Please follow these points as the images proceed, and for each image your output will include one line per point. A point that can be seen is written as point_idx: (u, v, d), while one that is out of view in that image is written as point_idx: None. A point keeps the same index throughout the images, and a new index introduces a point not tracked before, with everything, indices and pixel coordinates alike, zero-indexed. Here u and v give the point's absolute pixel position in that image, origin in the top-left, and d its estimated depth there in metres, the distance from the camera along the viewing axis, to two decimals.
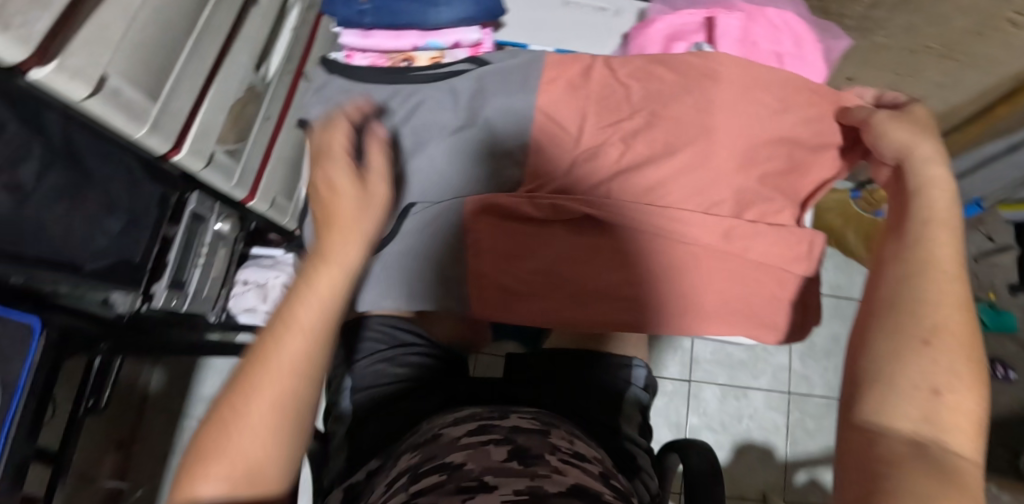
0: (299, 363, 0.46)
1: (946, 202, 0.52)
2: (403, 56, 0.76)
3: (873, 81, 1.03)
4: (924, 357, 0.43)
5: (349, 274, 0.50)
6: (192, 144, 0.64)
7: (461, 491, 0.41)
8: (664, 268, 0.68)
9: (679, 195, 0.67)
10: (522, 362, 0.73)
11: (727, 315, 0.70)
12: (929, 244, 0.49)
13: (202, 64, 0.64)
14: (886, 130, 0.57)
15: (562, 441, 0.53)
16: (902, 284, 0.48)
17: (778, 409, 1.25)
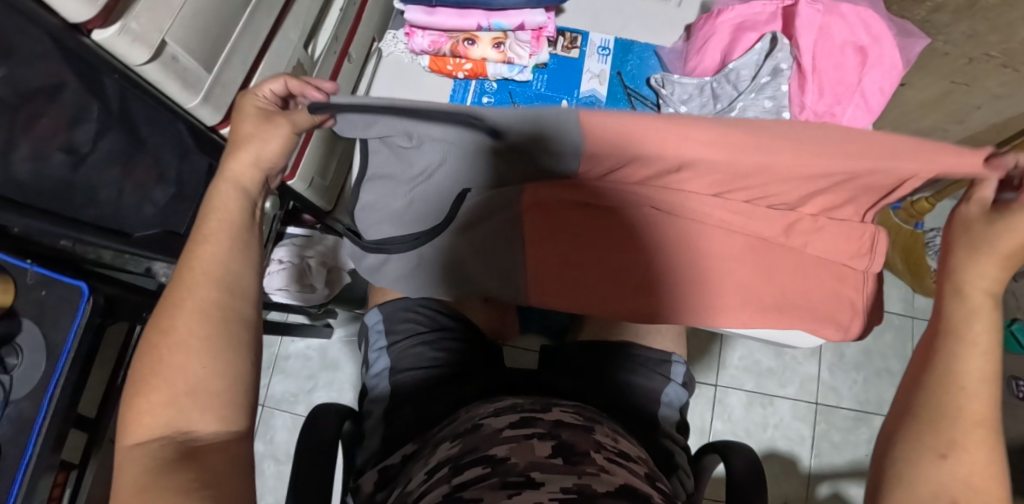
0: (210, 269, 0.45)
1: (988, 318, 0.42)
2: (466, 35, 0.72)
3: (926, 88, 1.02)
4: (942, 471, 0.38)
5: (247, 187, 0.50)
6: None
7: (506, 487, 0.34)
8: (720, 267, 0.57)
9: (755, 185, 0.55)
10: (565, 354, 0.65)
11: (790, 314, 0.58)
12: (953, 359, 0.41)
13: (255, 38, 0.64)
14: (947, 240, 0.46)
15: (608, 438, 0.43)
16: (922, 385, 0.42)
17: (805, 419, 1.22)
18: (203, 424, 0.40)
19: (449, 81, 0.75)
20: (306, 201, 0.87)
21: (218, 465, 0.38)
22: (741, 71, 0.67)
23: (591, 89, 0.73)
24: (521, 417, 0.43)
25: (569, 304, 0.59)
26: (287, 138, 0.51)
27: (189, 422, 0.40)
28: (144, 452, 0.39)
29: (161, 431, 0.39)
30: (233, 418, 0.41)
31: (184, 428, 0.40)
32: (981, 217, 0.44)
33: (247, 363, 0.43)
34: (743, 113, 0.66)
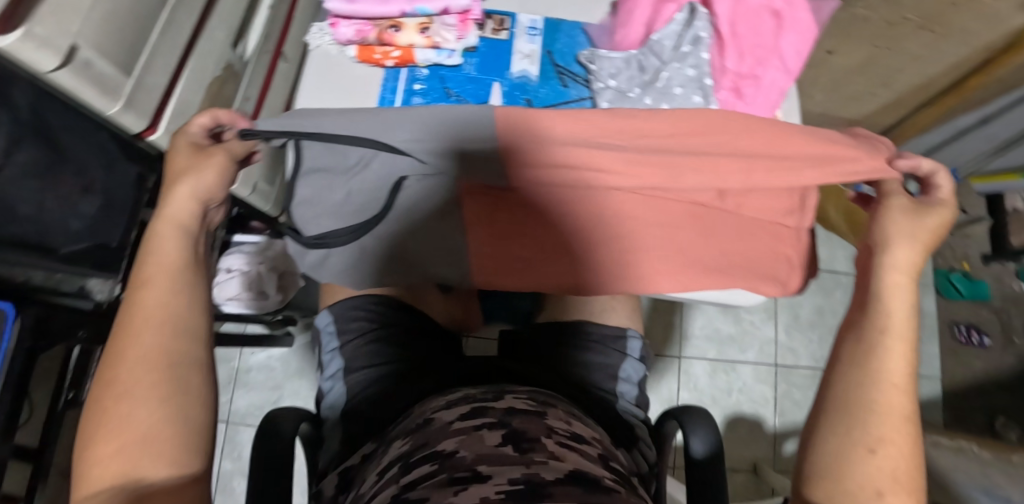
0: (158, 313, 0.46)
1: (905, 304, 0.48)
2: (391, 23, 0.71)
3: (853, 54, 1.07)
4: (868, 464, 0.43)
5: (188, 225, 0.50)
6: (168, 124, 0.62)
7: (453, 483, 0.33)
8: (662, 236, 0.57)
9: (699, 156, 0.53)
10: (523, 338, 0.65)
11: (730, 271, 0.60)
12: (877, 354, 0.46)
13: (177, 40, 0.62)
14: (886, 221, 0.51)
15: (560, 422, 0.42)
16: (852, 377, 0.46)
17: (766, 381, 1.26)
18: (157, 469, 0.41)
19: (378, 70, 0.72)
20: (249, 205, 0.82)
21: None
22: (663, 42, 0.68)
23: (522, 69, 0.73)
24: (471, 408, 0.42)
25: (510, 282, 0.59)
26: (224, 167, 0.52)
27: (142, 469, 0.40)
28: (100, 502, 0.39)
29: (115, 481, 0.40)
30: (186, 460, 0.42)
31: (136, 476, 0.40)
32: (913, 205, 0.51)
33: (201, 404, 0.44)
34: (670, 83, 0.66)
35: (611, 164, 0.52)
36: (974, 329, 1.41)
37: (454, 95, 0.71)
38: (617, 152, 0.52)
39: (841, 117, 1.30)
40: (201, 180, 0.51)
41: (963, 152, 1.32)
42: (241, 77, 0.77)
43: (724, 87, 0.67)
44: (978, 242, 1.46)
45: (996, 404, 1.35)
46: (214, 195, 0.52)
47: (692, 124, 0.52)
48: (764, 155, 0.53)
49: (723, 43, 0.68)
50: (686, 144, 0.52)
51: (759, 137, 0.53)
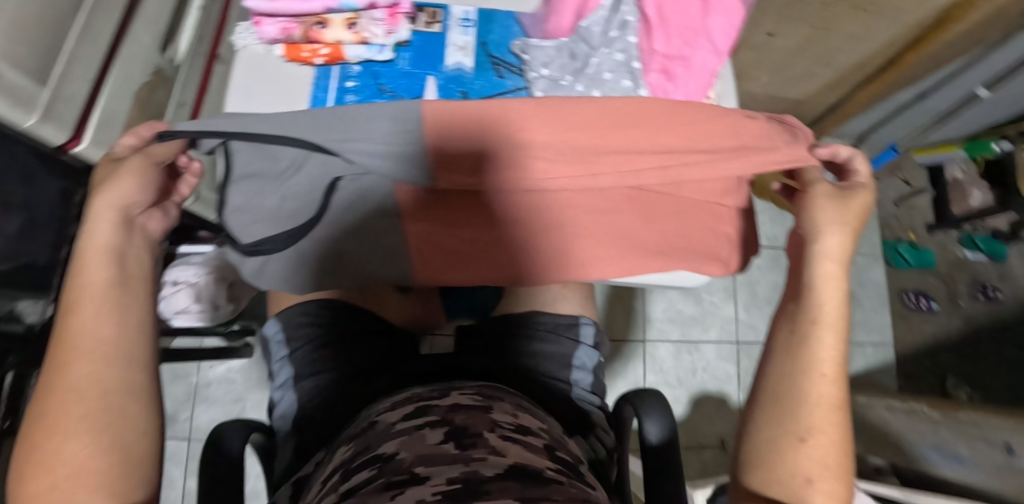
0: (95, 343, 0.43)
1: (839, 293, 0.50)
2: (316, 19, 0.70)
3: (793, 36, 1.09)
4: (800, 454, 0.46)
5: (116, 243, 0.47)
6: (95, 134, 0.59)
7: (390, 487, 0.33)
8: (602, 225, 0.59)
9: (636, 149, 0.53)
10: (475, 331, 0.65)
11: (670, 254, 0.62)
12: (813, 348, 0.49)
13: (96, 46, 0.59)
14: (813, 205, 0.52)
15: (505, 415, 0.42)
16: (790, 369, 0.49)
17: (729, 358, 1.30)
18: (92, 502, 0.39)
19: (308, 69, 0.71)
20: (192, 214, 0.79)
21: None
22: (592, 29, 0.70)
23: (457, 62, 0.72)
24: (415, 408, 0.43)
25: (450, 277, 0.60)
26: (141, 172, 0.49)
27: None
28: None
29: None
30: (125, 489, 0.40)
31: None
32: (836, 190, 0.53)
33: (138, 430, 0.42)
34: (599, 69, 0.68)
35: (545, 153, 0.52)
36: (922, 296, 1.48)
37: (389, 91, 0.71)
38: (552, 140, 0.52)
39: (786, 98, 1.32)
40: (116, 189, 0.48)
41: (903, 127, 1.39)
42: (174, 83, 0.74)
43: (653, 69, 0.66)
44: (923, 212, 1.53)
45: (945, 365, 1.43)
46: (134, 202, 0.49)
47: (625, 115, 0.52)
48: (684, 148, 0.54)
49: (651, 26, 0.68)
50: (624, 140, 0.53)
51: (690, 124, 0.54)
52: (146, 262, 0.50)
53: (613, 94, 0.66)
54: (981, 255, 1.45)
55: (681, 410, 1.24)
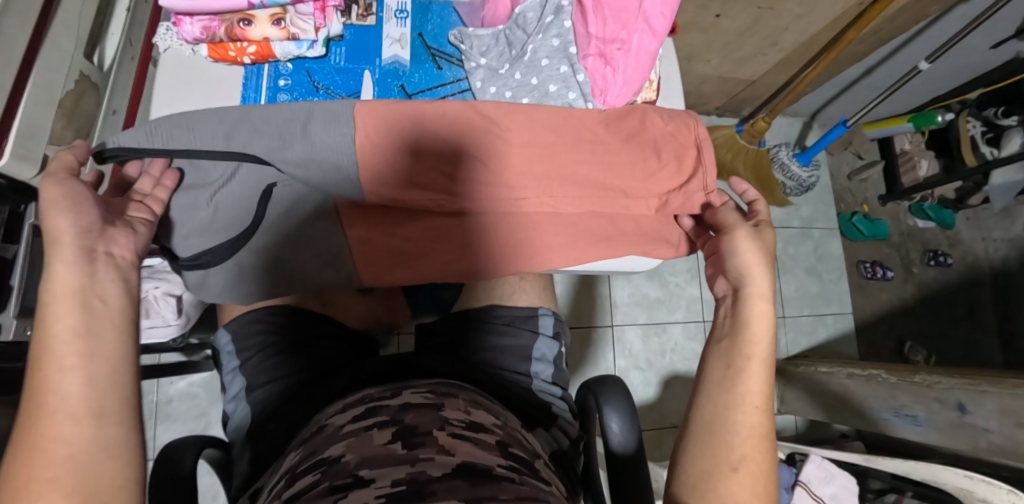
0: (72, 399, 0.37)
1: (766, 332, 0.52)
2: (240, 16, 0.64)
3: (740, 16, 1.08)
4: (730, 483, 0.46)
5: (85, 285, 0.42)
6: (16, 148, 0.56)
7: (332, 491, 0.32)
8: (546, 225, 0.60)
9: (578, 149, 0.58)
10: (430, 330, 0.64)
11: (621, 239, 0.63)
12: (744, 379, 0.49)
13: (12, 54, 0.56)
14: (738, 250, 0.54)
15: (457, 413, 0.42)
16: (724, 397, 0.49)
17: (696, 338, 1.32)
18: None
19: (237, 67, 0.68)
20: None
21: None
22: (527, 14, 0.68)
23: (393, 55, 0.71)
24: (365, 409, 0.42)
25: (397, 276, 0.59)
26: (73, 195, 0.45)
27: None
28: None
29: None
30: None
31: None
32: (755, 233, 0.56)
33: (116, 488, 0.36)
34: (535, 56, 0.66)
35: (517, 144, 0.56)
36: (877, 265, 1.51)
37: (323, 88, 0.69)
38: (521, 137, 0.56)
39: (737, 79, 1.34)
40: (57, 224, 0.43)
41: (850, 102, 1.45)
42: (102, 90, 0.70)
43: (590, 53, 0.65)
44: (874, 184, 1.57)
45: (900, 331, 1.49)
46: (82, 227, 0.44)
47: (559, 117, 0.58)
48: (608, 154, 0.59)
49: (584, 9, 0.65)
50: (570, 140, 0.58)
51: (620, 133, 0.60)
52: (125, 299, 0.43)
53: (550, 81, 0.66)
54: (930, 222, 1.55)
55: (652, 391, 1.26)
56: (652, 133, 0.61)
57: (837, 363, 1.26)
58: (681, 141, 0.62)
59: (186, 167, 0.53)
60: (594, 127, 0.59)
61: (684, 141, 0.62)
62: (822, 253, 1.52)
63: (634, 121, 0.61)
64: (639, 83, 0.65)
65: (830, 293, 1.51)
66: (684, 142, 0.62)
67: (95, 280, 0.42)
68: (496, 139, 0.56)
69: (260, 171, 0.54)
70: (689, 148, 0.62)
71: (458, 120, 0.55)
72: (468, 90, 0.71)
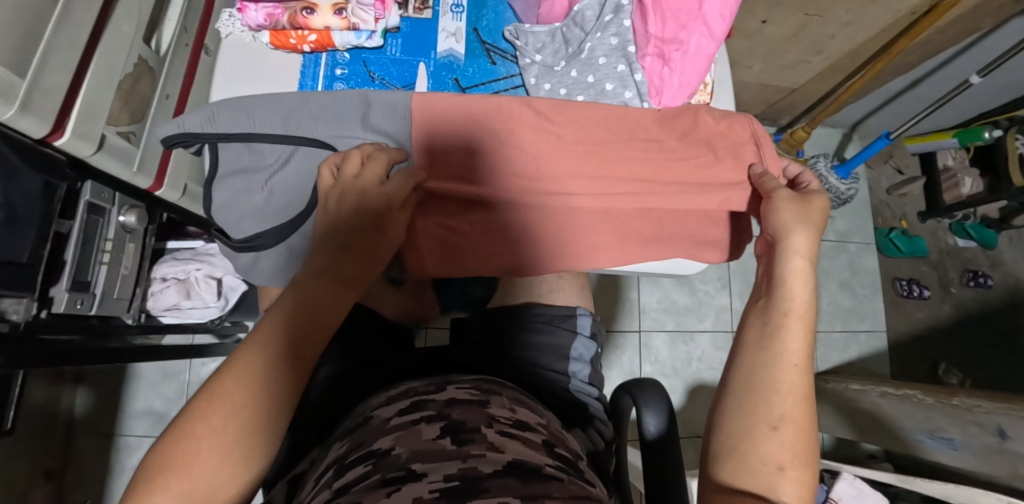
0: (295, 367, 0.44)
1: (805, 288, 0.52)
2: (302, 3, 0.66)
3: (786, 22, 1.06)
4: (771, 439, 0.46)
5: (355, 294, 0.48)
6: (77, 126, 0.58)
7: (385, 484, 0.32)
8: (596, 222, 0.61)
9: (619, 143, 0.60)
10: (466, 326, 0.64)
11: (664, 242, 0.63)
12: (784, 337, 0.50)
13: (78, 34, 0.57)
14: (778, 207, 0.55)
15: (502, 411, 0.42)
16: (762, 357, 0.50)
17: (724, 348, 1.30)
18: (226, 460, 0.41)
19: (296, 55, 0.69)
20: (182, 209, 0.82)
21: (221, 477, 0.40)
22: (586, 13, 0.68)
23: (448, 48, 0.72)
24: (411, 402, 0.42)
25: (430, 258, 0.59)
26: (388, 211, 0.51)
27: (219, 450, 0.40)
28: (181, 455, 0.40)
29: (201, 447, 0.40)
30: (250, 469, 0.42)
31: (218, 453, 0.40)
32: (797, 194, 0.56)
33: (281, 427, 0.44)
34: (593, 54, 0.67)
35: (556, 134, 0.59)
36: (915, 283, 1.46)
37: (378, 78, 0.70)
38: (562, 134, 0.59)
39: (779, 86, 1.31)
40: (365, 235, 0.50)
41: (895, 115, 1.41)
42: (159, 74, 0.72)
43: (648, 53, 0.65)
44: (913, 200, 1.53)
45: (936, 352, 1.44)
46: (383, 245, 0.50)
47: (605, 115, 0.60)
48: (660, 145, 0.60)
49: (646, 8, 0.65)
50: (613, 132, 0.60)
51: (668, 132, 0.61)
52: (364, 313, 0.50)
53: (607, 80, 0.66)
54: (972, 241, 1.50)
55: (677, 399, 1.25)
56: (705, 132, 0.61)
57: (869, 381, 1.22)
58: (732, 135, 0.62)
59: (245, 152, 0.57)
60: (637, 125, 0.61)
61: (739, 132, 0.62)
62: (857, 268, 1.49)
63: (683, 117, 0.62)
64: (694, 86, 0.65)
65: (864, 310, 1.47)
66: (740, 135, 0.62)
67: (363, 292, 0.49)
68: (536, 129, 0.58)
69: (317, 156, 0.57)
70: (743, 140, 0.62)
71: (501, 113, 0.58)
72: (521, 86, 0.71)
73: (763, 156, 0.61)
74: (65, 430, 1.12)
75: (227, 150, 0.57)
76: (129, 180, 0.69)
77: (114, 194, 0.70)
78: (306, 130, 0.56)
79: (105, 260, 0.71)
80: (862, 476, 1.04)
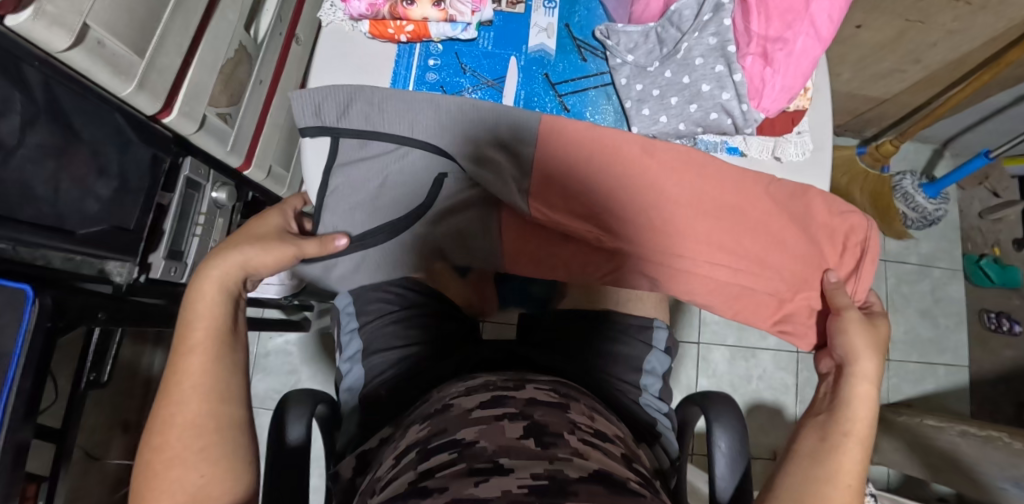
0: (209, 343, 0.47)
1: (868, 413, 0.49)
2: None
3: (882, 28, 1.00)
4: None
5: (229, 286, 0.51)
6: (183, 105, 0.62)
7: (473, 473, 0.32)
8: (687, 272, 0.63)
9: (728, 199, 0.62)
10: (537, 324, 0.64)
11: (743, 301, 0.63)
12: (839, 453, 0.46)
13: (189, 19, 0.61)
14: (848, 329, 0.55)
15: (582, 418, 0.41)
16: (815, 466, 0.46)
17: (787, 368, 1.24)
18: (193, 443, 0.43)
19: (392, 46, 0.72)
20: (264, 190, 0.87)
21: (208, 462, 0.43)
22: (683, 12, 0.66)
23: (540, 43, 0.72)
24: (492, 396, 0.42)
25: (526, 268, 0.67)
26: (282, 255, 0.56)
27: (182, 440, 0.43)
28: (163, 459, 0.42)
29: (171, 447, 0.42)
30: (234, 448, 0.44)
31: (196, 444, 0.43)
32: (866, 319, 0.56)
33: (231, 398, 0.46)
34: (689, 54, 0.65)
35: (671, 181, 0.62)
36: (1004, 316, 1.34)
37: (470, 70, 0.71)
38: (678, 181, 0.62)
39: (866, 96, 1.24)
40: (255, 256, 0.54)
41: (996, 132, 1.29)
42: (254, 60, 0.75)
43: (750, 52, 0.63)
44: (1011, 227, 1.38)
45: None
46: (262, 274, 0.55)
47: (725, 169, 0.63)
48: (767, 206, 0.63)
49: (749, 6, 0.63)
50: (725, 183, 0.63)
51: (784, 202, 0.63)
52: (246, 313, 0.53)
53: (703, 80, 0.65)
54: None
55: None
56: (821, 219, 0.62)
57: (946, 418, 1.13)
58: (839, 230, 0.62)
59: (364, 146, 0.63)
60: (753, 180, 0.63)
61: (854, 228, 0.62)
62: (940, 296, 1.39)
63: (810, 193, 0.63)
64: (797, 90, 0.63)
65: (944, 341, 1.37)
66: (857, 230, 0.62)
67: (234, 286, 0.52)
68: (654, 174, 0.62)
69: (438, 162, 0.64)
70: (856, 236, 0.62)
71: (624, 150, 0.62)
72: (610, 85, 0.71)
73: (861, 269, 0.61)
74: (144, 388, 1.20)
75: (347, 143, 0.63)
76: (222, 158, 0.73)
77: (209, 172, 0.74)
78: (431, 135, 0.62)
79: (198, 232, 0.74)
80: None
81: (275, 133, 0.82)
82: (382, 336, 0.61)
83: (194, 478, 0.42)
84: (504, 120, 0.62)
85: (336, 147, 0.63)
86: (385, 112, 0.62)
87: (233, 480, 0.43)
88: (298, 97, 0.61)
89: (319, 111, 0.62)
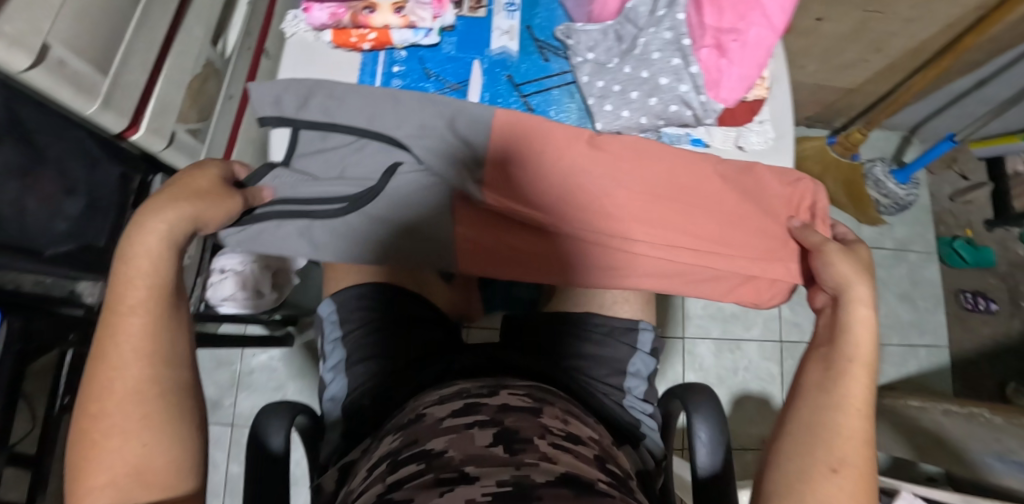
0: (149, 305, 0.45)
1: (869, 340, 0.51)
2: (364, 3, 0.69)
3: (842, 19, 1.02)
4: (831, 483, 0.44)
5: (176, 241, 0.48)
6: (150, 122, 0.61)
7: (439, 484, 0.32)
8: (643, 256, 0.63)
9: (679, 184, 0.64)
10: (518, 326, 0.65)
11: (699, 280, 0.64)
12: (845, 384, 0.48)
13: (152, 35, 0.61)
14: (833, 259, 0.55)
15: (555, 421, 0.42)
16: (823, 399, 0.48)
17: (772, 358, 1.26)
18: (130, 414, 0.42)
19: (356, 54, 0.72)
20: None
21: (150, 431, 0.42)
22: (639, 9, 0.69)
23: (502, 46, 0.73)
24: (464, 404, 0.43)
25: (489, 268, 0.65)
26: (231, 209, 0.54)
27: (125, 413, 0.42)
28: (101, 430, 0.41)
29: (110, 419, 0.42)
30: (178, 420, 0.44)
31: (138, 413, 0.42)
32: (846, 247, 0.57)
33: (174, 363, 0.45)
34: (647, 49, 0.67)
35: (620, 170, 0.63)
36: (980, 296, 1.38)
37: (434, 76, 0.72)
38: (626, 169, 0.63)
39: (834, 87, 1.26)
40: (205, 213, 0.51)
41: (961, 117, 1.32)
42: (223, 76, 0.75)
43: (704, 44, 0.65)
44: (980, 208, 1.43)
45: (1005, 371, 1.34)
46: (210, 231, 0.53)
47: (674, 156, 0.64)
48: (723, 189, 0.64)
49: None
50: (676, 169, 0.64)
51: (739, 184, 0.64)
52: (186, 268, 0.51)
53: (662, 74, 0.66)
54: None
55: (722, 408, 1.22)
56: (772, 194, 0.64)
57: (928, 397, 1.16)
58: (797, 203, 0.64)
59: (323, 137, 0.62)
60: (701, 164, 0.65)
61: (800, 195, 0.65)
62: (917, 279, 1.42)
63: (761, 169, 0.65)
64: (753, 78, 0.65)
65: (924, 323, 1.40)
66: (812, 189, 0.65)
67: (179, 239, 0.49)
68: (603, 164, 0.62)
69: (392, 151, 0.62)
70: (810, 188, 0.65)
71: (574, 142, 0.62)
72: (573, 83, 0.72)
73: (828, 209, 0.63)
74: None
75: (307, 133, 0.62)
76: None
77: None
78: (389, 127, 0.62)
79: None
80: (921, 495, 0.99)
81: (246, 147, 0.82)
82: (362, 343, 0.61)
83: (138, 451, 0.42)
84: (460, 115, 0.62)
85: (296, 136, 0.62)
86: (343, 103, 0.62)
87: (178, 451, 0.43)
88: (257, 90, 0.61)
89: (279, 102, 0.62)
